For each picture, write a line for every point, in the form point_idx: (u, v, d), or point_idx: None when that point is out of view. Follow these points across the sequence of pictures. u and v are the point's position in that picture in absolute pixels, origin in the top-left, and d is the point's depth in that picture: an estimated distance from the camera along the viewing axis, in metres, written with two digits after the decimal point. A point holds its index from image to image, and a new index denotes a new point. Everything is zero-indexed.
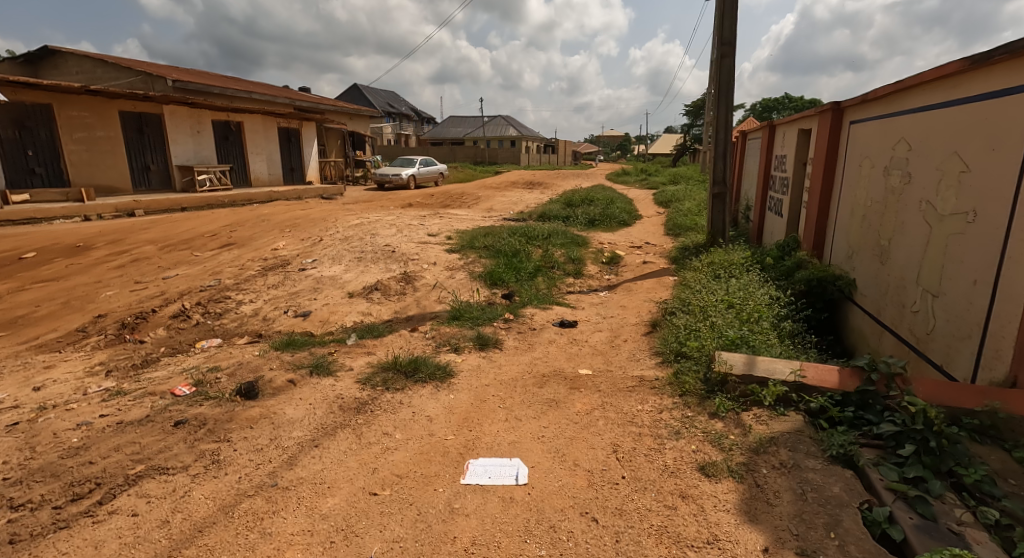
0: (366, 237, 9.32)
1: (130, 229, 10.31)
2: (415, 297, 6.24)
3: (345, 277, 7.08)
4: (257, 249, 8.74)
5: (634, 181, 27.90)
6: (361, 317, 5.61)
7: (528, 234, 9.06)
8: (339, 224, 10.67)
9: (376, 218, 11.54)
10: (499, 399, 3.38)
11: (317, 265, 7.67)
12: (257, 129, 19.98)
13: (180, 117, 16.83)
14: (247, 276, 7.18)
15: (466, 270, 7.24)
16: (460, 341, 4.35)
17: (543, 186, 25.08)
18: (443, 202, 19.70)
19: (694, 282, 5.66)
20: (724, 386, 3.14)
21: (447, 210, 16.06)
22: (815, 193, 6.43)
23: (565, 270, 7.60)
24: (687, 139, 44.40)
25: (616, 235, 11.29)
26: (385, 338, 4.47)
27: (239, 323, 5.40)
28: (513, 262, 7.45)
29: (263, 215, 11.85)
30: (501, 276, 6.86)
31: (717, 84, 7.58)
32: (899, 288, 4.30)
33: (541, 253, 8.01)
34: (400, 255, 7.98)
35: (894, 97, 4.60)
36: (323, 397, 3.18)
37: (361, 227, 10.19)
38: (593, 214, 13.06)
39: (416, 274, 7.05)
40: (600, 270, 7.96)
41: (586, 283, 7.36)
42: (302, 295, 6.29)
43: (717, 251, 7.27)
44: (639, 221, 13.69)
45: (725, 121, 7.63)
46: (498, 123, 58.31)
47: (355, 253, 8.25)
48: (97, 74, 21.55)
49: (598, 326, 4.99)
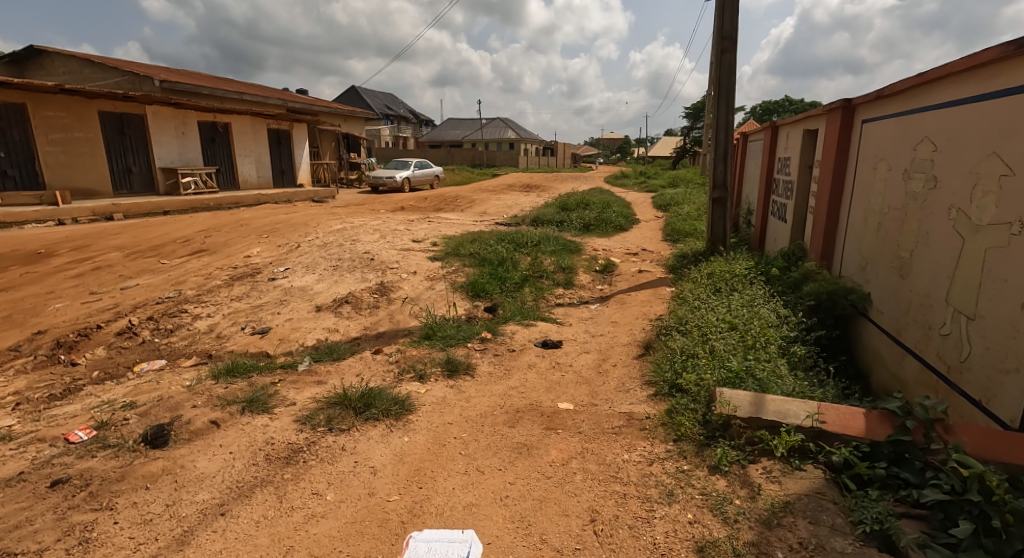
0: (345, 243, 8.81)
1: (100, 234, 9.82)
2: (389, 311, 5.74)
3: (316, 287, 6.57)
4: (229, 256, 8.24)
5: (633, 183, 27.42)
6: (326, 334, 5.12)
7: (517, 240, 8.56)
8: (319, 228, 10.17)
9: (359, 223, 11.04)
10: (461, 443, 2.86)
11: (289, 274, 7.17)
12: (245, 131, 19.49)
13: (164, 117, 16.36)
14: (211, 287, 6.68)
15: (447, 280, 6.75)
16: (426, 367, 3.85)
17: (540, 189, 24.59)
18: (436, 205, 19.20)
19: (693, 296, 5.15)
20: (728, 431, 2.62)
21: (439, 214, 15.56)
22: (822, 198, 5.93)
23: (554, 280, 7.10)
24: (686, 142, 43.96)
25: (611, 241, 10.79)
26: (344, 363, 3.98)
27: (190, 341, 4.91)
28: (498, 271, 6.96)
29: (242, 219, 11.35)
30: (484, 287, 6.36)
31: (716, 82, 7.10)
32: (923, 308, 3.79)
33: (529, 261, 7.51)
34: (378, 264, 7.48)
35: (916, 92, 4.10)
36: (249, 443, 2.67)
37: (342, 232, 9.69)
38: (587, 219, 12.56)
39: (393, 285, 6.55)
40: (592, 279, 7.45)
41: (576, 294, 6.86)
42: (266, 309, 5.79)
43: (717, 261, 6.76)
44: (635, 226, 13.18)
45: (725, 122, 7.14)
46: (496, 126, 57.85)
47: (331, 261, 7.76)
48: (82, 75, 21.10)
49: (584, 346, 4.49)
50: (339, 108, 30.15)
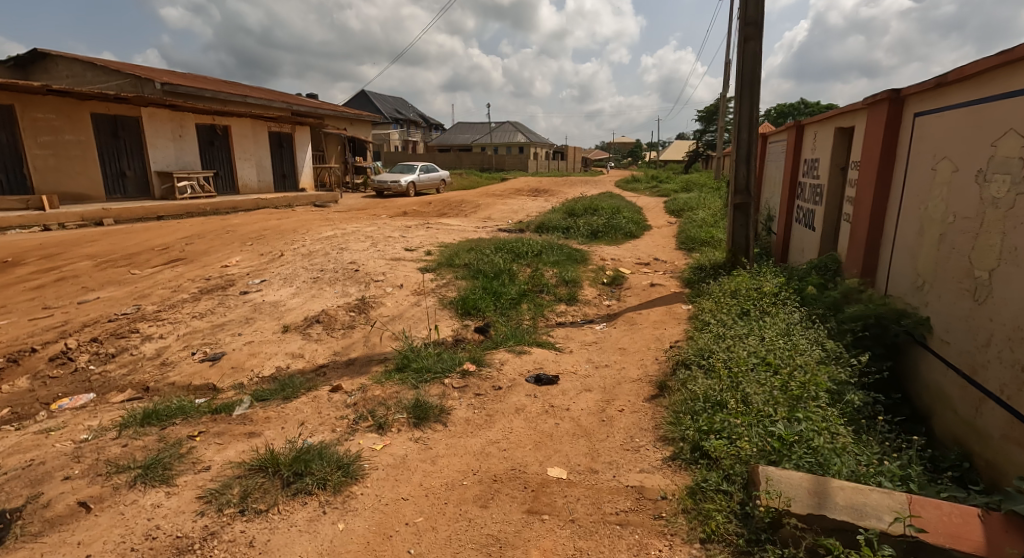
0: (331, 252, 8.15)
1: (77, 242, 9.29)
2: (365, 332, 5.04)
3: (289, 302, 5.91)
4: (204, 266, 7.65)
5: (644, 188, 26.71)
6: (288, 361, 4.42)
7: (516, 249, 7.84)
8: (308, 235, 9.54)
9: (352, 230, 10.39)
10: (414, 533, 2.15)
11: (263, 287, 6.53)
12: (245, 134, 19.03)
13: (160, 120, 15.91)
14: (175, 301, 6.05)
15: (435, 296, 6.04)
16: (388, 412, 3.12)
17: (548, 194, 23.92)
18: (440, 211, 18.58)
19: (716, 317, 4.38)
20: (778, 533, 1.87)
21: (439, 219, 14.90)
22: (863, 205, 5.14)
23: (556, 295, 6.38)
24: (699, 146, 43.09)
25: (620, 249, 10.05)
26: (291, 405, 3.27)
27: (129, 369, 4.26)
28: (493, 285, 6.24)
29: (230, 226, 10.77)
30: (475, 304, 5.68)
31: (739, 74, 6.31)
32: (1011, 344, 3.01)
33: (528, 273, 6.79)
34: (363, 276, 6.81)
35: (997, 75, 3.31)
36: (120, 540, 1.97)
37: (331, 240, 9.04)
38: (595, 225, 11.79)
39: (375, 301, 5.86)
40: (598, 293, 6.72)
41: (580, 312, 6.13)
42: (227, 328, 5.14)
43: (741, 276, 5.97)
44: (647, 233, 12.39)
45: (746, 119, 6.38)
46: (505, 129, 57.36)
47: (312, 272, 7.09)
48: (84, 78, 20.82)
49: (586, 382, 3.74)
50: (344, 111, 29.77)
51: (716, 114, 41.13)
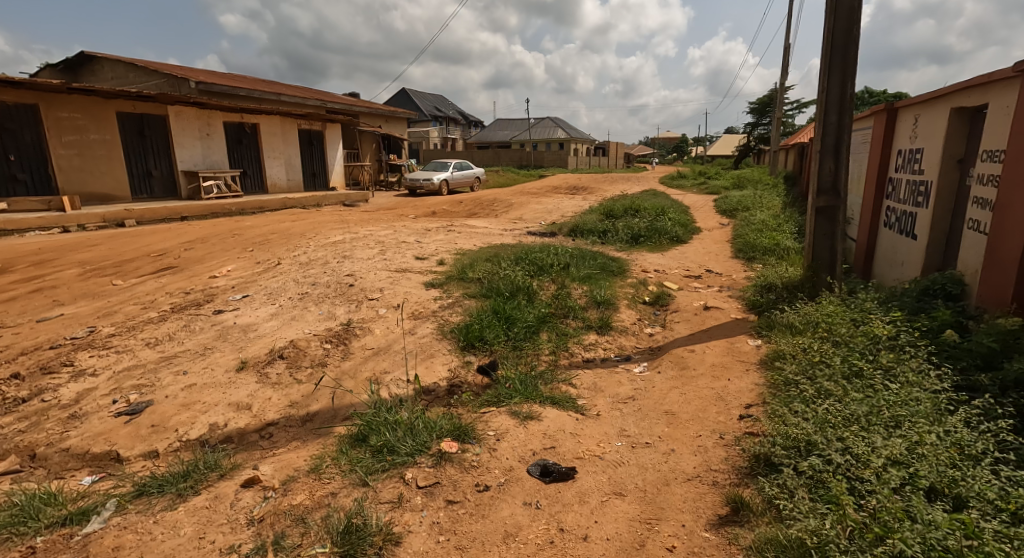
0: (332, 262, 7.23)
1: (74, 247, 8.69)
2: (337, 374, 4.00)
3: (264, 326, 4.96)
4: (192, 276, 6.85)
5: (691, 184, 25.09)
6: (227, 415, 3.42)
7: (539, 260, 6.68)
8: (313, 241, 8.67)
9: (364, 234, 9.47)
10: None
11: (243, 305, 5.64)
12: (274, 132, 18.59)
13: (187, 118, 15.51)
14: (138, 322, 5.19)
15: (436, 322, 4.97)
16: (304, 543, 2.03)
17: (587, 192, 22.65)
18: (471, 211, 17.70)
19: (810, 374, 3.10)
20: None
21: (466, 221, 13.92)
22: (1013, 211, 3.70)
23: (583, 321, 5.24)
24: (750, 141, 40.78)
25: (665, 259, 8.72)
26: (173, 516, 2.23)
27: (30, 424, 3.35)
28: (507, 309, 5.10)
29: (238, 229, 10.04)
30: (482, 334, 4.60)
31: (828, 40, 4.92)
32: None
33: (551, 292, 5.67)
34: (357, 292, 5.83)
35: None
36: None
37: (336, 247, 8.13)
38: (636, 228, 10.44)
39: (363, 328, 4.84)
40: (636, 318, 5.51)
41: (614, 345, 4.93)
42: (177, 361, 4.20)
43: (831, 302, 4.61)
44: (695, 237, 10.95)
45: (836, 99, 5.01)
46: (546, 125, 56.03)
47: (302, 287, 6.16)
48: (123, 78, 20.86)
49: (616, 480, 2.56)
50: (379, 109, 29.37)
51: (770, 106, 38.50)
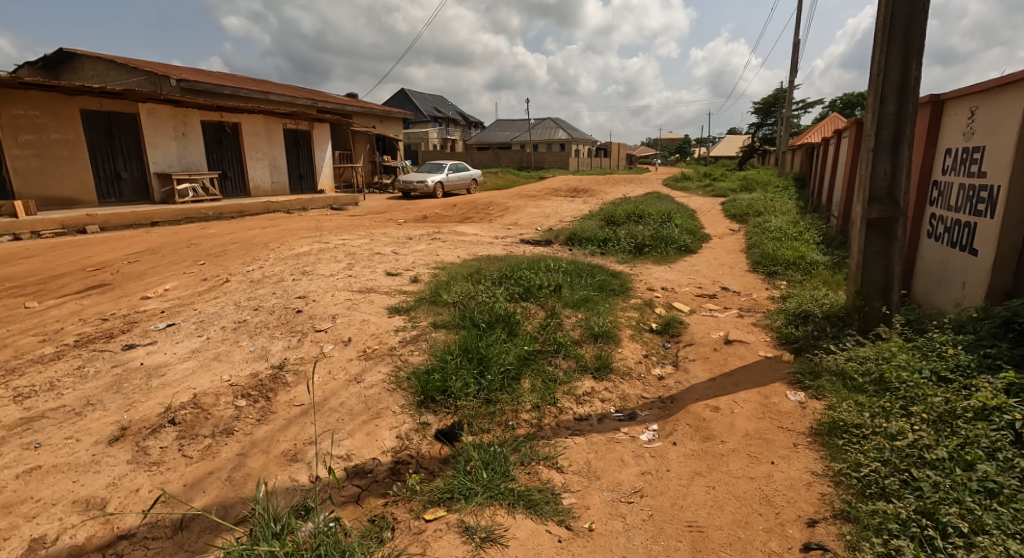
0: (286, 279, 6.21)
1: (5, 260, 7.67)
2: (243, 446, 2.97)
3: (175, 368, 3.94)
4: (121, 296, 5.84)
5: (696, 186, 24.14)
6: (66, 522, 2.42)
7: (526, 279, 5.67)
8: (274, 252, 7.66)
9: (336, 244, 8.48)
10: None
11: (164, 335, 4.63)
12: (258, 132, 17.65)
13: (160, 116, 14.50)
14: (24, 361, 4.18)
15: (392, 365, 3.95)
16: None
17: (587, 194, 21.70)
18: (464, 216, 16.77)
19: (915, 485, 2.15)
20: None
21: (455, 228, 12.93)
22: None
23: (576, 361, 4.25)
24: (755, 142, 39.81)
25: (673, 273, 7.73)
26: None
27: None
28: (482, 347, 4.09)
29: (197, 238, 9.03)
30: (445, 384, 3.61)
31: (888, 11, 3.98)
32: None
33: (537, 323, 4.68)
34: (304, 321, 4.82)
35: None
36: None
37: (298, 261, 7.13)
38: (640, 237, 9.42)
39: (298, 373, 3.82)
40: (641, 358, 4.52)
41: (614, 395, 3.93)
42: (38, 424, 3.20)
43: (897, 344, 3.63)
44: (705, 246, 9.95)
45: (896, 85, 4.07)
46: (547, 125, 55.05)
47: (242, 312, 5.13)
48: (101, 76, 19.81)
49: None
50: (374, 109, 28.44)
51: (774, 106, 37.62)
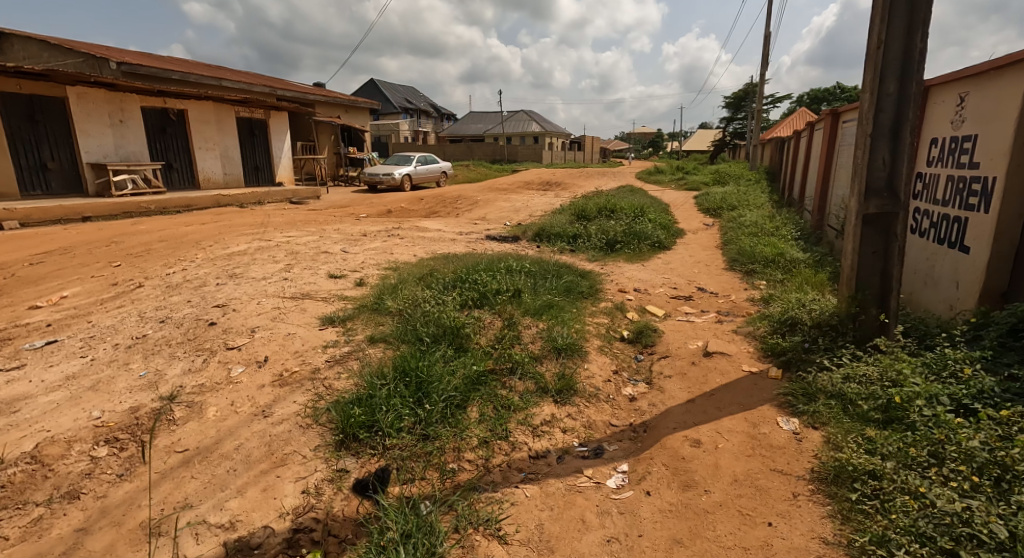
0: (210, 284, 5.42)
1: None
2: (88, 516, 2.35)
3: (35, 401, 3.17)
4: (6, 305, 4.96)
5: (669, 180, 23.90)
6: None
7: (483, 282, 5.03)
8: (205, 251, 6.82)
9: (279, 243, 7.67)
10: None
11: (39, 355, 3.83)
12: (207, 120, 16.49)
13: (93, 101, 13.29)
14: None
15: (312, 392, 3.27)
16: None
17: (560, 188, 21.16)
18: (431, 211, 16.02)
19: None
20: None
21: (418, 224, 12.18)
22: None
23: (534, 382, 3.65)
24: (726, 137, 39.94)
25: (646, 272, 7.20)
26: None
27: None
28: (423, 369, 3.45)
29: (122, 235, 8.08)
30: (372, 420, 2.96)
31: None
32: None
33: (491, 337, 4.06)
34: (216, 335, 4.07)
35: None
36: None
37: (228, 261, 6.32)
38: (612, 233, 8.87)
39: (190, 406, 3.10)
40: (609, 377, 3.94)
41: (578, 425, 3.34)
42: None
43: (902, 360, 3.15)
44: (679, 242, 9.48)
45: (897, 61, 3.58)
46: (520, 118, 54.30)
47: (145, 324, 4.35)
48: (32, 57, 18.22)
49: None
50: (338, 98, 27.25)
51: (745, 101, 37.80)
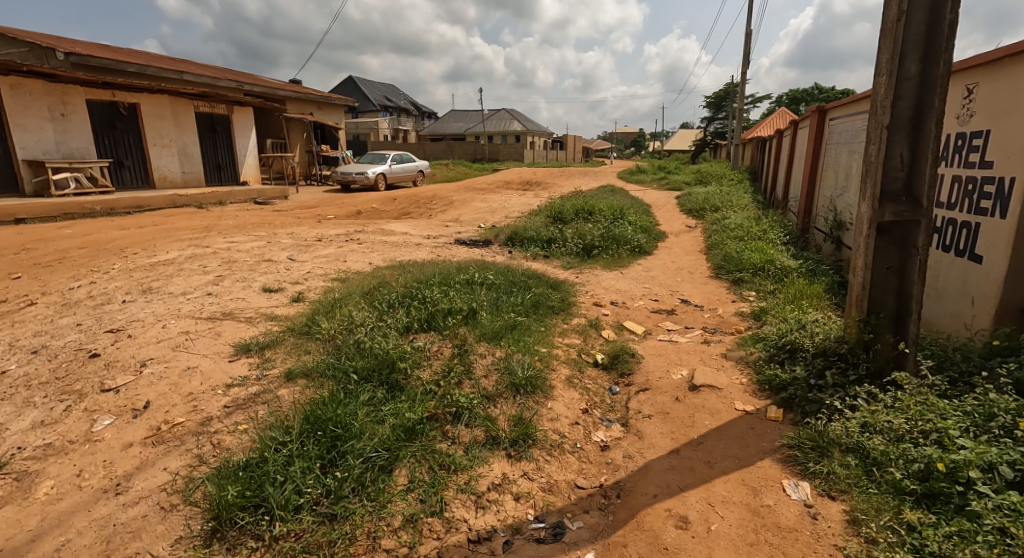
0: (114, 301, 4.61)
1: None
2: None
3: None
4: None
5: (651, 179, 23.44)
6: None
7: (434, 300, 4.32)
8: (125, 259, 5.97)
9: (217, 250, 6.86)
10: None
11: None
12: (162, 115, 15.45)
13: (30, 93, 12.25)
14: None
15: (192, 452, 2.55)
16: None
17: (539, 188, 20.54)
18: (403, 212, 15.26)
19: None
20: None
21: (385, 226, 11.41)
22: None
23: (482, 431, 2.97)
24: (708, 137, 39.74)
25: (625, 281, 6.59)
26: None
27: None
28: (343, 418, 2.75)
29: (40, 240, 7.18)
30: (261, 500, 2.26)
31: None
32: None
33: (433, 373, 3.36)
34: (93, 371, 3.29)
35: None
36: None
37: (149, 272, 5.51)
38: (589, 237, 8.23)
39: (21, 482, 2.38)
40: (576, 419, 3.28)
41: (535, 489, 2.67)
42: None
43: (935, 408, 2.56)
44: (661, 246, 8.89)
45: (919, 38, 2.96)
46: (501, 117, 53.64)
47: (12, 355, 3.55)
48: None
49: None
50: (310, 93, 26.22)
51: (726, 101, 37.61)
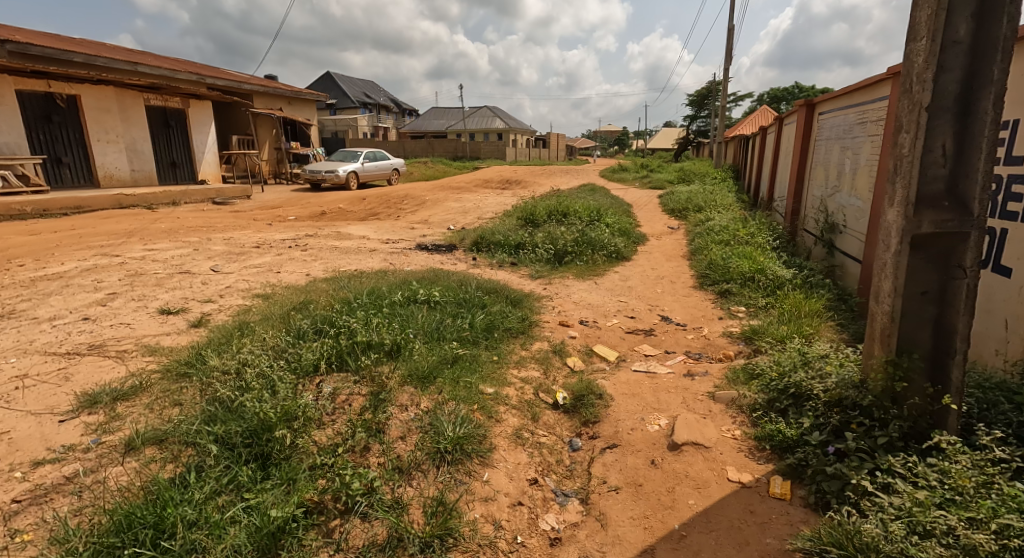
0: None
1: None
2: None
3: None
4: None
5: (634, 177, 22.80)
6: None
7: (354, 327, 3.47)
8: (4, 274, 5.01)
9: (129, 259, 5.93)
10: None
11: None
12: (106, 108, 14.29)
13: None
14: None
15: None
16: None
17: (518, 186, 19.73)
18: (371, 212, 14.35)
19: None
20: None
21: (344, 229, 10.50)
22: None
23: (381, 525, 2.15)
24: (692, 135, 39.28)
25: (598, 293, 5.80)
26: None
27: None
28: (171, 531, 1.91)
29: None
30: None
31: None
32: None
33: (331, 436, 2.54)
34: None
35: None
36: None
37: (24, 290, 4.58)
38: (561, 242, 7.44)
39: None
40: (519, 496, 2.48)
41: None
42: None
43: (1016, 507, 1.82)
44: (640, 250, 8.15)
45: None
46: (483, 114, 52.69)
47: None
48: None
49: None
50: (282, 88, 25.09)
51: (708, 99, 37.09)
